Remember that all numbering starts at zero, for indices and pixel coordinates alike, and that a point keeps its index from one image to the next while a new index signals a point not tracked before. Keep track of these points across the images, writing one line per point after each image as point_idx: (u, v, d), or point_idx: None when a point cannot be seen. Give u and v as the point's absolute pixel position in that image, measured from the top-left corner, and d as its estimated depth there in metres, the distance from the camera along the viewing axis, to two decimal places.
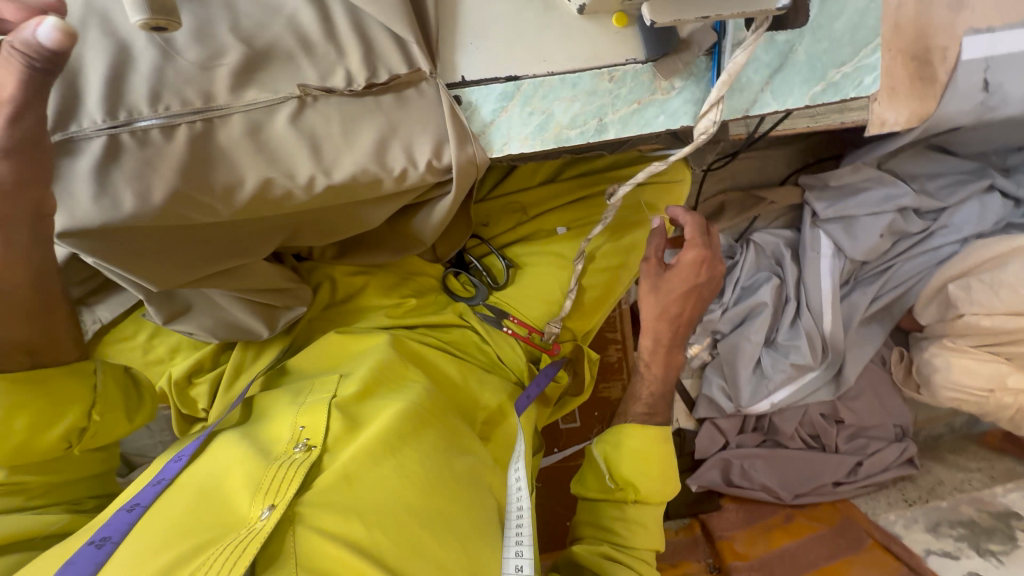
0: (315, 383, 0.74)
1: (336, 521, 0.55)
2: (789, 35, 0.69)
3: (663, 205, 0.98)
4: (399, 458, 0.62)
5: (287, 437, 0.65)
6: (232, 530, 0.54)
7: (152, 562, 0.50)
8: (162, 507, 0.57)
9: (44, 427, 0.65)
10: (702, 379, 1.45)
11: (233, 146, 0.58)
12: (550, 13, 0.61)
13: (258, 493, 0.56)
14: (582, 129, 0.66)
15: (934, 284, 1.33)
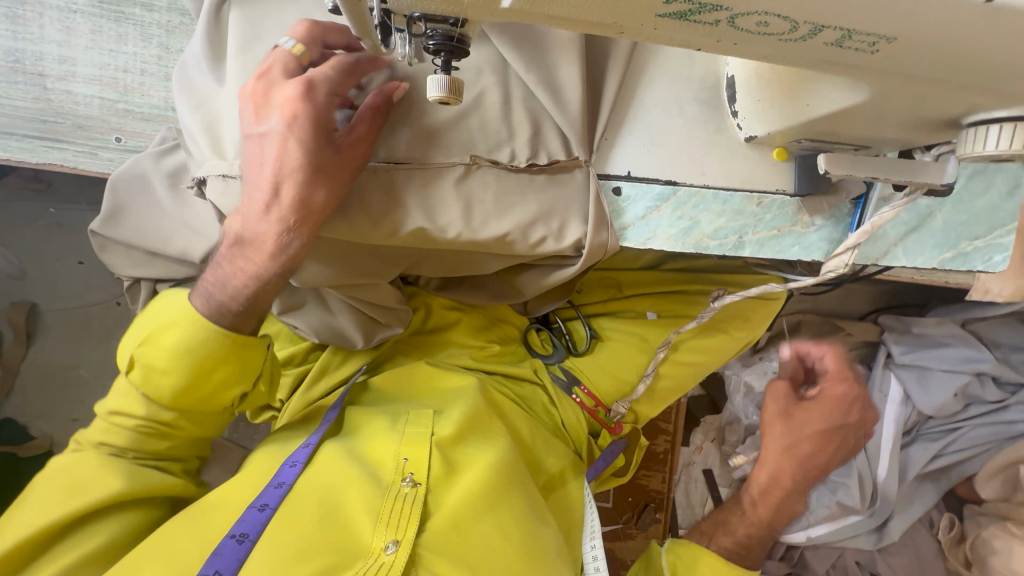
0: (412, 411, 0.80)
1: (447, 567, 0.63)
2: (930, 201, 0.72)
3: (755, 318, 1.00)
4: (498, 514, 0.70)
5: (391, 466, 0.71)
6: (360, 556, 0.62)
7: (292, 573, 0.58)
8: (290, 510, 0.65)
9: (232, 385, 0.71)
10: (740, 493, 1.40)
11: (391, 189, 0.59)
12: (719, 135, 0.66)
13: (379, 524, 0.64)
14: (721, 241, 0.70)
15: (1001, 460, 1.29)
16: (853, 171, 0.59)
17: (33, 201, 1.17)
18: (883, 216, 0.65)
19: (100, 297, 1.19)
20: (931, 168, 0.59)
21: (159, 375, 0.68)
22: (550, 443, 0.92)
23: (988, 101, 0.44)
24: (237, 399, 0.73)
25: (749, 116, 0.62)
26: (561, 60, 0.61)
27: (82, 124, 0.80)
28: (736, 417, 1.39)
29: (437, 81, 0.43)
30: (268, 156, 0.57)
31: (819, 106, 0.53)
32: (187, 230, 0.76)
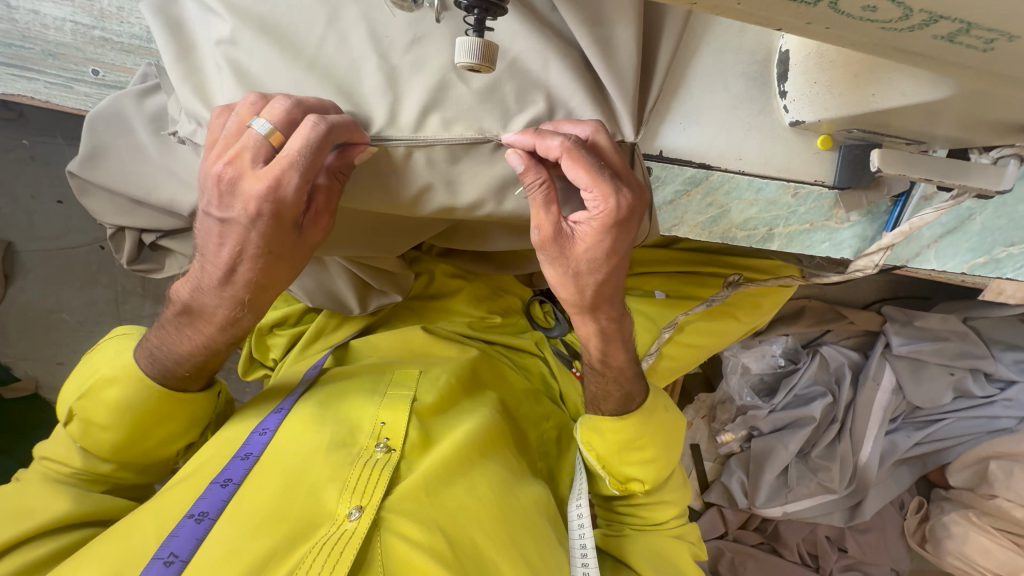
0: (393, 374, 0.75)
1: (417, 530, 0.58)
2: (972, 203, 0.68)
3: (766, 303, 0.97)
4: (472, 480, 0.65)
5: (367, 430, 0.67)
6: (323, 523, 0.57)
7: (249, 548, 0.54)
8: (254, 481, 0.60)
9: (172, 441, 0.70)
10: (724, 468, 1.46)
11: (404, 166, 0.57)
12: (762, 116, 0.60)
13: (345, 491, 0.59)
14: (750, 233, 0.68)
15: (975, 454, 1.31)
16: (907, 171, 0.55)
17: (6, 132, 1.09)
18: (923, 219, 0.59)
19: (81, 240, 1.14)
20: (988, 171, 0.55)
21: (97, 430, 0.67)
22: (541, 409, 0.88)
23: None
24: (181, 449, 0.73)
25: (799, 97, 0.56)
26: (617, 20, 0.55)
27: (53, 51, 0.72)
28: (730, 397, 1.42)
29: (468, 46, 0.43)
30: (228, 237, 0.56)
31: (886, 98, 0.50)
32: (173, 180, 0.68)
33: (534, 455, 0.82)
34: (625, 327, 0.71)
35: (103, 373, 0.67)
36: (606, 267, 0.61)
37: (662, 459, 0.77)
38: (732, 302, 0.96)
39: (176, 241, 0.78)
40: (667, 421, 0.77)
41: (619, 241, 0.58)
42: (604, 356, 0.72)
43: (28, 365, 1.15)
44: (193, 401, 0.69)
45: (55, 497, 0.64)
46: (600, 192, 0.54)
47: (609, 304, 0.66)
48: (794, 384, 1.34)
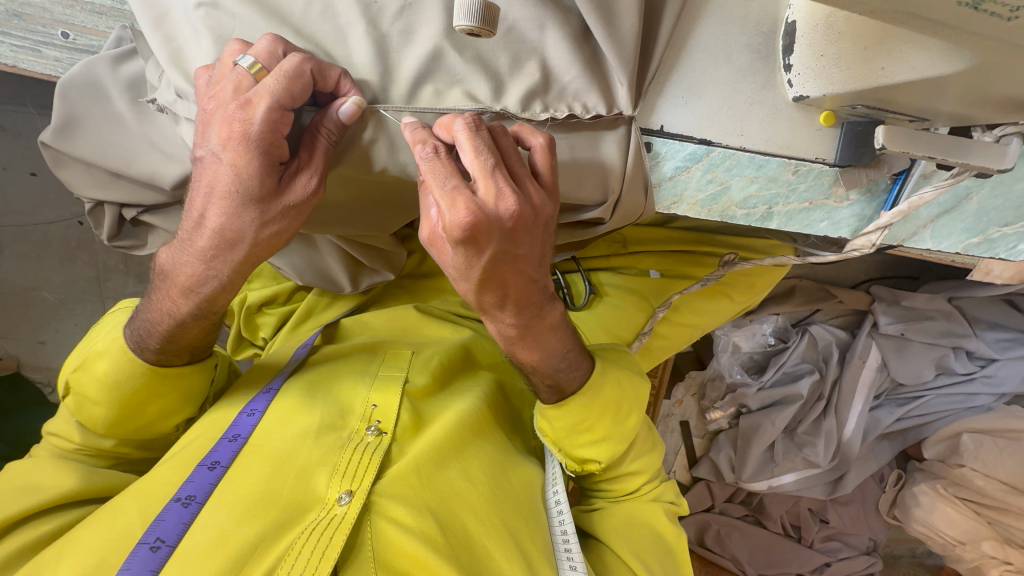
0: (386, 355, 0.74)
1: (407, 515, 0.57)
2: (971, 182, 0.66)
3: (759, 283, 0.97)
4: (465, 463, 0.64)
5: (359, 413, 0.66)
6: (312, 509, 0.57)
7: (236, 534, 0.53)
8: (243, 465, 0.59)
9: (168, 415, 0.68)
10: (712, 443, 1.50)
11: (397, 140, 0.55)
12: (766, 91, 0.58)
13: (336, 476, 0.59)
14: (749, 211, 0.67)
15: (949, 428, 1.34)
16: (910, 149, 0.54)
17: None
18: (923, 197, 0.59)
19: (58, 215, 1.10)
20: (992, 149, 0.54)
21: (90, 406, 0.65)
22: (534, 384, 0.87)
23: None
24: (180, 424, 0.71)
25: (804, 71, 0.55)
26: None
27: (17, 11, 0.68)
28: (720, 375, 1.43)
29: (468, 7, 0.40)
30: (200, 177, 0.53)
31: (897, 72, 0.49)
32: (153, 151, 0.65)
33: (530, 433, 0.81)
34: (540, 335, 0.62)
35: (96, 347, 0.66)
36: (477, 279, 0.53)
37: (616, 435, 0.70)
38: (728, 281, 0.96)
39: (159, 216, 0.75)
40: (619, 395, 0.70)
41: (472, 253, 0.51)
42: (518, 356, 0.65)
43: (10, 343, 1.13)
44: (182, 376, 0.67)
45: (60, 473, 0.63)
46: (441, 197, 0.48)
47: (505, 312, 0.58)
48: (783, 362, 1.35)
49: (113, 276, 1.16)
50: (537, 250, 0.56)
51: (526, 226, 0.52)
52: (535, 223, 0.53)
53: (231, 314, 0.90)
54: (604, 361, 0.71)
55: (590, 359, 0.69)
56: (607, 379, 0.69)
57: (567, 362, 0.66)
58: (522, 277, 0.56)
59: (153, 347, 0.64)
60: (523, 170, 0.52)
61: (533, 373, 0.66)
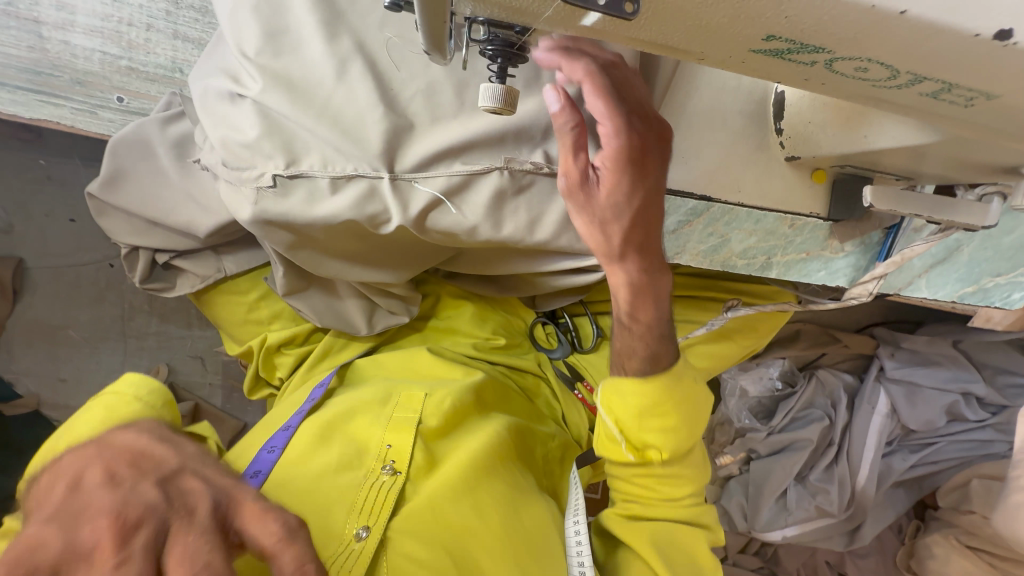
0: (402, 393, 0.76)
1: (422, 549, 0.60)
2: (961, 234, 0.70)
3: (764, 327, 0.99)
4: (476, 499, 0.66)
5: (374, 452, 0.68)
6: (330, 545, 0.58)
7: (257, 570, 0.54)
8: (266, 502, 0.61)
9: (176, 461, 0.61)
10: (724, 490, 1.46)
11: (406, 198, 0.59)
12: (760, 152, 0.63)
13: (353, 513, 0.61)
14: (749, 261, 0.70)
15: (960, 476, 1.30)
16: (898, 209, 0.57)
17: (22, 152, 1.11)
18: (913, 249, 0.62)
19: (91, 258, 1.15)
20: (974, 208, 0.57)
21: (93, 458, 0.59)
22: (546, 427, 0.91)
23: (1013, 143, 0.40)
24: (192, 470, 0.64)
25: (794, 134, 0.60)
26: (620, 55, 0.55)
27: (79, 79, 0.75)
28: (728, 419, 1.43)
29: (490, 91, 0.40)
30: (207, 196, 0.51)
31: (879, 140, 0.51)
32: (192, 203, 0.72)
33: (541, 473, 0.83)
34: (653, 289, 0.66)
35: (73, 435, 0.55)
36: (629, 211, 0.57)
37: (681, 430, 0.69)
38: (731, 324, 0.98)
39: (189, 260, 0.82)
40: (694, 394, 0.71)
41: (635, 174, 0.56)
42: (633, 317, 0.67)
43: (33, 381, 1.15)
44: (191, 424, 0.60)
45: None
46: (608, 116, 0.53)
47: (636, 256, 0.61)
48: (792, 407, 1.35)
49: (136, 315, 1.20)
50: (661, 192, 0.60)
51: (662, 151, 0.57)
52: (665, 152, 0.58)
53: (248, 353, 0.91)
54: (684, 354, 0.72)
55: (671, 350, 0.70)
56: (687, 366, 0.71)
57: (666, 331, 0.69)
58: (655, 216, 0.60)
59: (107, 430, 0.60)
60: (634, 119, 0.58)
61: (641, 338, 0.68)
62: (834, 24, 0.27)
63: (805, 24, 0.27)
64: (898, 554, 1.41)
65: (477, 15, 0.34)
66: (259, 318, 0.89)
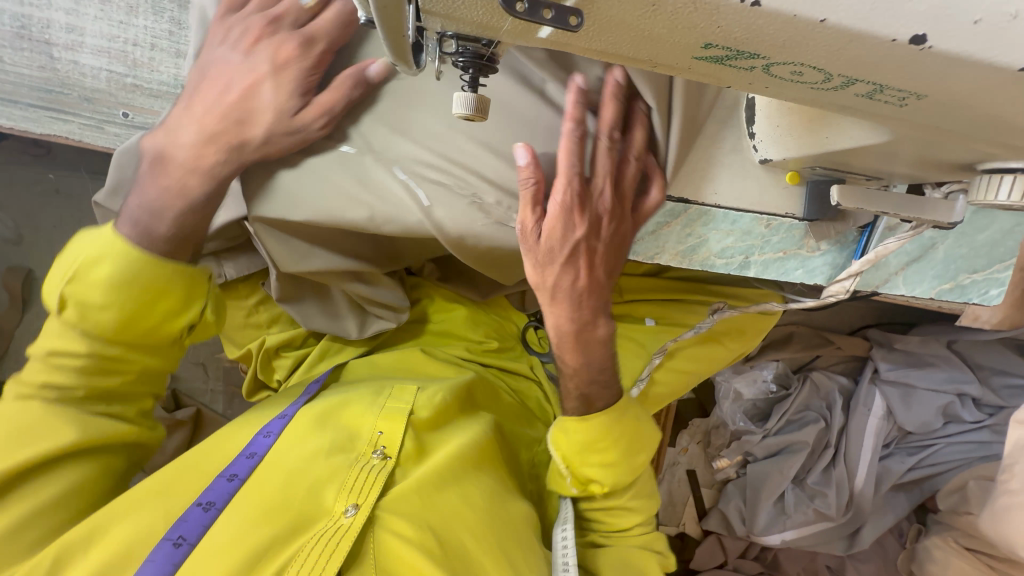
0: (395, 386, 0.79)
1: (409, 528, 0.62)
2: (934, 232, 0.72)
3: (751, 328, 1.01)
4: (462, 487, 0.69)
5: (366, 438, 0.71)
6: (319, 519, 0.61)
7: (250, 536, 0.57)
8: (259, 478, 0.64)
9: (176, 314, 0.66)
10: (721, 494, 1.46)
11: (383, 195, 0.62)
12: (734, 155, 0.65)
13: (343, 491, 0.63)
14: (727, 260, 0.72)
15: (957, 477, 1.30)
16: (864, 206, 0.59)
17: (35, 167, 1.16)
18: (887, 246, 0.64)
19: None
20: (940, 206, 0.59)
21: (93, 313, 0.63)
22: (534, 432, 0.93)
23: (957, 139, 0.43)
24: (186, 329, 0.69)
25: (765, 138, 0.62)
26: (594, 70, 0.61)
27: (89, 96, 0.79)
28: (723, 422, 1.43)
29: (463, 98, 0.42)
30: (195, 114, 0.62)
31: (839, 141, 0.54)
32: None
33: (526, 478, 0.86)
34: (589, 343, 0.72)
35: (86, 254, 0.62)
36: (555, 240, 0.62)
37: (621, 464, 0.75)
38: (720, 327, 1.00)
39: None
40: (639, 433, 0.76)
41: (577, 206, 0.61)
42: (563, 356, 0.73)
43: None
44: (182, 280, 0.65)
45: (54, 423, 0.63)
46: (569, 151, 0.57)
47: (565, 278, 0.66)
48: (787, 410, 1.35)
49: None
50: (611, 251, 0.67)
51: (614, 214, 0.64)
52: (618, 217, 0.65)
53: (246, 356, 0.94)
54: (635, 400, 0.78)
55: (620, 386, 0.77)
56: (631, 411, 0.76)
57: (603, 377, 0.74)
58: (601, 258, 0.67)
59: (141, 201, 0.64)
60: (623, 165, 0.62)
61: (572, 376, 0.73)
62: (759, 31, 0.29)
63: (736, 33, 0.30)
64: (899, 558, 1.40)
65: (445, 30, 0.37)
66: (258, 322, 0.92)
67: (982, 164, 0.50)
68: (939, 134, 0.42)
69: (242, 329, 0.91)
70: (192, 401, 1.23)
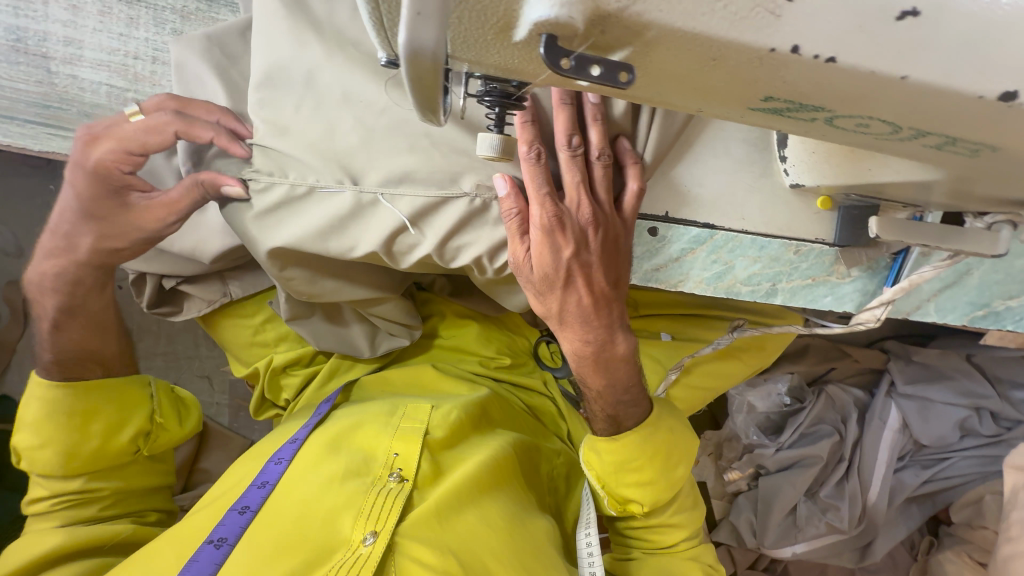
0: (409, 405, 0.77)
1: (431, 554, 0.60)
2: (970, 258, 0.69)
3: (771, 345, 0.98)
4: (481, 508, 0.67)
5: (382, 460, 0.68)
6: (337, 550, 0.59)
7: (266, 572, 0.55)
8: (272, 508, 0.62)
9: (115, 431, 0.74)
10: (732, 506, 1.43)
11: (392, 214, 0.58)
12: (764, 179, 0.62)
13: (360, 518, 0.61)
14: (754, 287, 0.69)
15: (973, 491, 1.27)
16: (904, 239, 0.56)
17: (34, 178, 1.13)
18: (922, 275, 0.61)
19: None
20: (983, 236, 0.56)
21: (40, 454, 0.71)
22: (552, 445, 0.91)
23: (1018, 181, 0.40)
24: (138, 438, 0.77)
25: (798, 164, 0.59)
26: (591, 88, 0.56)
27: (87, 112, 0.75)
28: (736, 435, 1.41)
29: (488, 141, 0.42)
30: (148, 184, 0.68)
31: (882, 174, 0.51)
32: (197, 232, 0.72)
33: (547, 491, 0.84)
34: (611, 363, 0.69)
35: (24, 405, 0.72)
36: (550, 263, 0.60)
37: (660, 482, 0.73)
38: (738, 344, 0.97)
39: (195, 286, 0.82)
40: (672, 445, 0.73)
41: (559, 226, 0.57)
42: (585, 379, 0.70)
43: None
44: (99, 382, 0.74)
45: (43, 536, 0.67)
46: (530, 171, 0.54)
47: (573, 297, 0.64)
48: (800, 423, 1.33)
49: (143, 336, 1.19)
50: (613, 263, 0.63)
51: (605, 226, 0.60)
52: (611, 227, 0.60)
53: (253, 375, 0.91)
54: (663, 408, 0.75)
55: (650, 401, 0.74)
56: (662, 425, 0.73)
57: (630, 396, 0.71)
58: (604, 275, 0.63)
59: (59, 295, 0.72)
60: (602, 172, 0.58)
61: (596, 400, 0.71)
62: (829, 86, 0.27)
63: (803, 87, 0.27)
64: (911, 570, 1.37)
65: (472, 71, 0.33)
66: (265, 339, 0.89)
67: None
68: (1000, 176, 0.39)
69: (250, 347, 0.89)
70: None
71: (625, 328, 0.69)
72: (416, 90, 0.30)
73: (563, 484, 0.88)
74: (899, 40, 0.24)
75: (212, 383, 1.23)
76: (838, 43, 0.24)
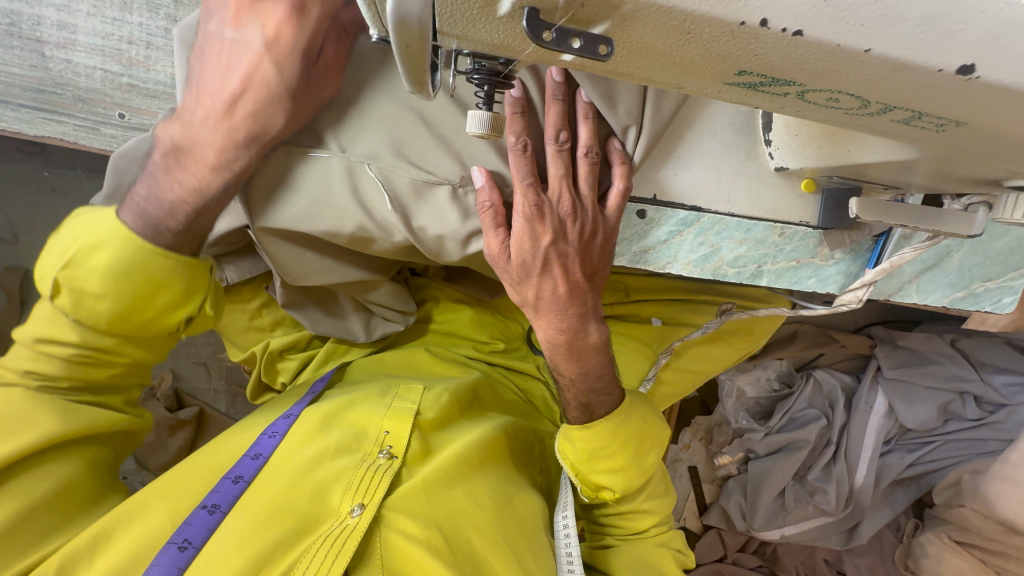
0: (401, 386, 0.79)
1: (417, 527, 0.62)
2: (949, 241, 0.71)
3: (759, 329, 0.99)
4: (468, 485, 0.69)
5: (372, 438, 0.70)
6: (324, 520, 0.61)
7: (255, 539, 0.57)
8: (266, 478, 0.63)
9: (174, 307, 0.65)
10: (722, 489, 1.46)
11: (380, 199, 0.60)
12: (749, 162, 0.64)
13: (348, 491, 0.63)
14: (739, 269, 0.71)
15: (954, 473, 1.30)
16: (882, 220, 0.58)
17: (27, 165, 1.13)
18: (902, 257, 0.62)
19: None
20: (960, 218, 0.57)
21: (91, 301, 0.61)
22: (543, 428, 0.93)
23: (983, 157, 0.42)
24: (183, 322, 0.67)
25: (782, 146, 0.60)
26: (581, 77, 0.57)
27: (83, 96, 0.76)
28: (726, 420, 1.44)
29: (479, 117, 0.43)
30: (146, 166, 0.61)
31: (861, 155, 0.52)
32: None
33: (536, 469, 0.86)
34: (584, 352, 0.70)
35: (86, 238, 0.60)
36: (526, 249, 0.62)
37: (633, 469, 0.75)
38: (726, 328, 0.99)
39: None
40: (644, 432, 0.75)
41: (538, 215, 0.60)
42: (559, 368, 0.72)
43: None
44: (179, 278, 0.63)
45: (42, 413, 0.61)
46: (514, 160, 0.57)
47: (548, 285, 0.65)
48: (789, 407, 1.36)
49: None
50: (589, 252, 0.65)
51: (581, 216, 0.62)
52: (588, 216, 0.62)
53: (252, 359, 0.93)
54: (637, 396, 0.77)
55: (622, 389, 0.75)
56: (634, 414, 0.74)
57: (602, 385, 0.73)
58: (579, 263, 0.65)
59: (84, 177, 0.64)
60: (582, 165, 0.60)
61: (570, 387, 0.72)
62: (799, 60, 0.28)
63: (774, 61, 0.29)
64: (895, 552, 1.40)
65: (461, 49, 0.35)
66: (262, 325, 0.91)
67: (1010, 182, 0.49)
68: (963, 152, 0.41)
69: (247, 333, 0.90)
70: (192, 400, 1.22)
71: (600, 319, 0.71)
72: (404, 61, 0.31)
73: (553, 467, 0.89)
74: (863, 15, 0.26)
75: (208, 369, 1.24)
76: (806, 17, 0.26)
